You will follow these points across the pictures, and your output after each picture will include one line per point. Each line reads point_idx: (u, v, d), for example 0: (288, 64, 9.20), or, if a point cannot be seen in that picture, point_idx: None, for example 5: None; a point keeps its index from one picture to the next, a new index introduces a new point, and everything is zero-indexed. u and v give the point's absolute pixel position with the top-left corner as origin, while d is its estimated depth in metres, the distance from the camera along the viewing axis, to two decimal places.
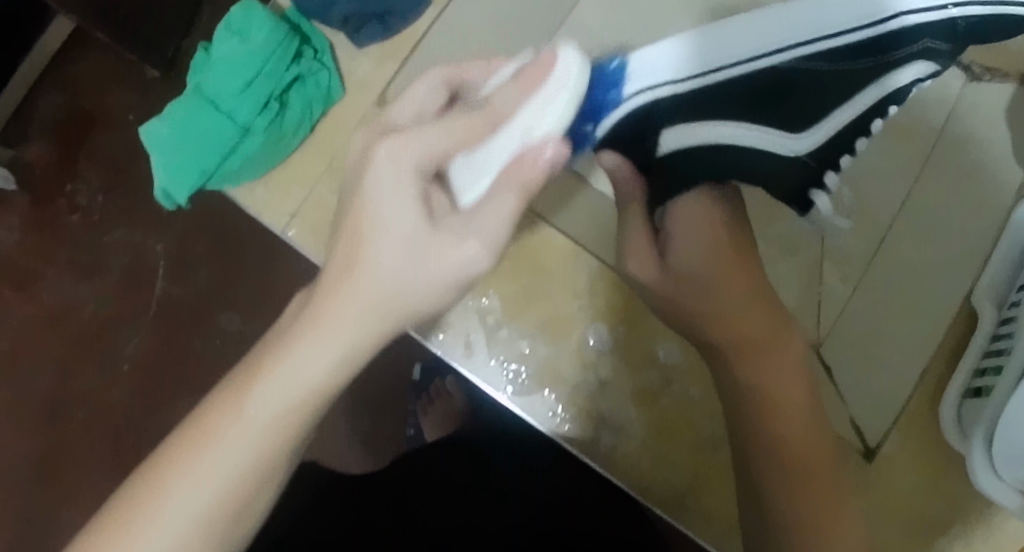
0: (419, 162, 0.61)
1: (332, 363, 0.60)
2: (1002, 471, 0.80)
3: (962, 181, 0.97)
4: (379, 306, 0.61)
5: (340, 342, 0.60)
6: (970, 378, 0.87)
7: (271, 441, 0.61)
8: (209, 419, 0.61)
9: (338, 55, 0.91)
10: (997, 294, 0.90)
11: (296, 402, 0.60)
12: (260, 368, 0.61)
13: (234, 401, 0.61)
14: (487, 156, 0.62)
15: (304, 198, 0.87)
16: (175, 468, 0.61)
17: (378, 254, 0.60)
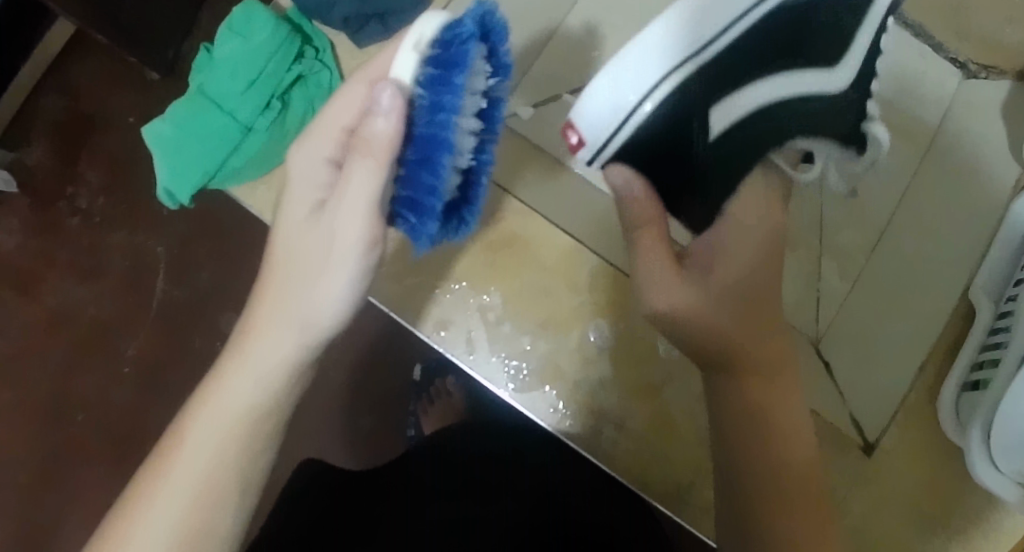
0: (330, 151, 0.70)
1: (251, 384, 0.70)
2: (1000, 463, 0.81)
3: (961, 175, 0.97)
4: (282, 330, 0.69)
5: (260, 364, 0.70)
6: (968, 371, 0.88)
7: (212, 460, 0.69)
8: (161, 457, 0.70)
9: (338, 53, 0.90)
10: (994, 288, 0.91)
11: (231, 424, 0.69)
12: (198, 403, 0.70)
13: (177, 431, 0.70)
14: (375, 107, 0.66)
15: None
16: (138, 504, 0.69)
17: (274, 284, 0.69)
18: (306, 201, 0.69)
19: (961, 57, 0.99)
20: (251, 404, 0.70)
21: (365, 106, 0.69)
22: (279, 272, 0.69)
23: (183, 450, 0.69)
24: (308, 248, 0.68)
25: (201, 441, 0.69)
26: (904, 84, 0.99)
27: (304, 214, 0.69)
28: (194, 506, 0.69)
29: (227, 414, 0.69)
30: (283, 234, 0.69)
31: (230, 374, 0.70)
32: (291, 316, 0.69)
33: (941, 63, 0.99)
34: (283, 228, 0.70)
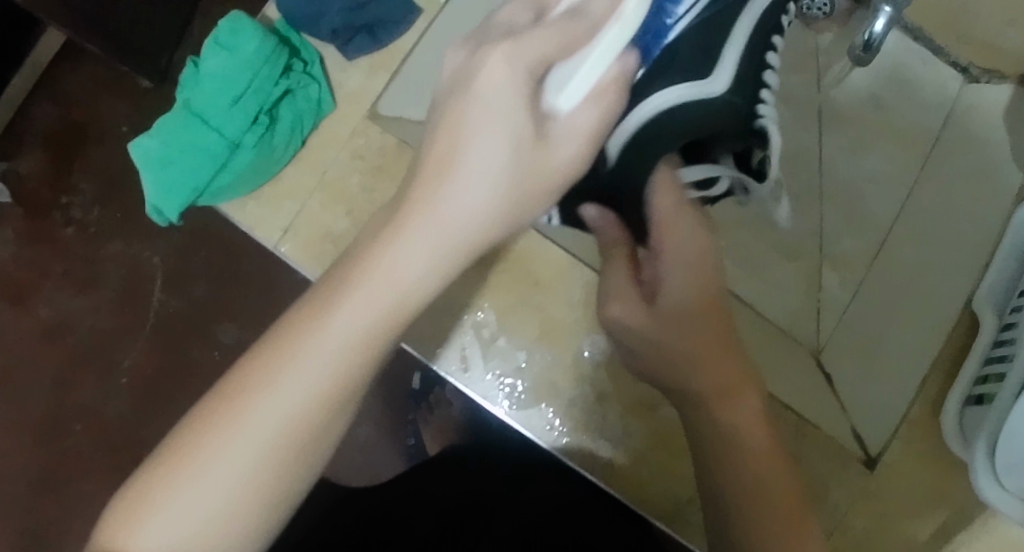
0: (530, 69, 0.59)
1: (371, 331, 0.57)
2: (1004, 479, 0.80)
3: (963, 179, 0.96)
4: (428, 244, 0.58)
5: (377, 306, 0.57)
6: (972, 384, 0.87)
7: (289, 437, 0.56)
8: (237, 389, 0.56)
9: (328, 66, 0.89)
10: (998, 300, 0.89)
11: (314, 386, 0.56)
12: (284, 348, 0.56)
13: (272, 371, 0.56)
14: (588, 58, 0.61)
15: (296, 212, 0.85)
16: (180, 466, 0.56)
17: (443, 199, 0.58)
18: (500, 94, 0.58)
19: (962, 60, 0.96)
20: (399, 297, 0.57)
21: (520, 98, 0.58)
22: (440, 192, 0.58)
23: (316, 341, 0.56)
24: (500, 153, 0.58)
25: (341, 335, 0.56)
26: (904, 88, 0.97)
27: (488, 114, 0.58)
28: (238, 490, 0.56)
29: (315, 353, 0.56)
30: (460, 127, 0.58)
31: (388, 261, 0.57)
32: (482, 196, 0.58)
33: (942, 66, 0.97)
34: (466, 129, 0.58)
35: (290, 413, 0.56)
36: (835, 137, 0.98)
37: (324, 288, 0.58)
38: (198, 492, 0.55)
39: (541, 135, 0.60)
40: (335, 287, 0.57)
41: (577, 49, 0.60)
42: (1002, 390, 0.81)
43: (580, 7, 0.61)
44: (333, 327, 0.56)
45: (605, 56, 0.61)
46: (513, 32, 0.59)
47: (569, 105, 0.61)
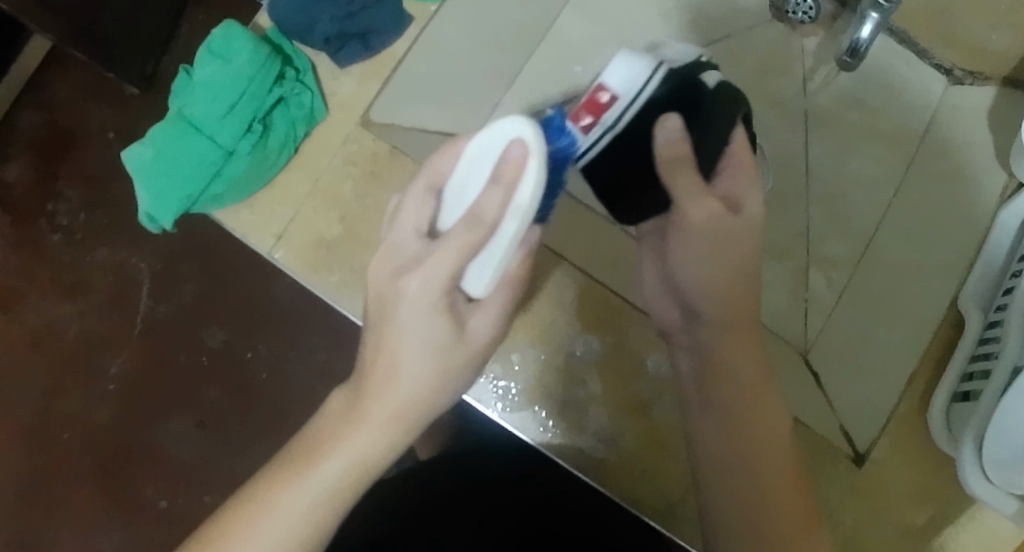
0: (444, 285, 0.66)
1: (331, 509, 0.68)
2: (990, 474, 0.82)
3: (948, 180, 0.97)
4: (389, 426, 0.69)
5: (334, 479, 0.68)
6: (958, 381, 0.89)
7: None
8: (234, 531, 0.69)
9: (320, 74, 0.89)
10: (983, 297, 0.91)
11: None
12: (254, 526, 0.68)
13: (248, 528, 0.68)
14: (494, 250, 0.67)
15: (289, 219, 0.87)
16: None
17: (400, 367, 0.68)
18: (423, 313, 0.67)
19: (945, 62, 0.99)
20: (336, 487, 0.68)
21: (433, 313, 0.67)
22: (385, 394, 0.68)
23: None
24: (421, 356, 0.67)
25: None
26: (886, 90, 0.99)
27: (415, 314, 0.67)
28: None
29: (289, 532, 0.68)
30: (401, 335, 0.67)
31: (258, 534, 0.68)
32: (346, 471, 0.69)
33: (924, 68, 0.99)
34: (398, 350, 0.67)
35: None
36: (822, 141, 0.99)
37: (302, 457, 0.69)
38: None
39: (461, 333, 0.68)
40: (243, 521, 0.68)
41: (482, 245, 0.66)
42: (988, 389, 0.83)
43: (476, 215, 0.65)
44: (296, 502, 0.68)
45: (505, 251, 0.67)
46: (418, 257, 0.67)
47: (480, 291, 0.69)
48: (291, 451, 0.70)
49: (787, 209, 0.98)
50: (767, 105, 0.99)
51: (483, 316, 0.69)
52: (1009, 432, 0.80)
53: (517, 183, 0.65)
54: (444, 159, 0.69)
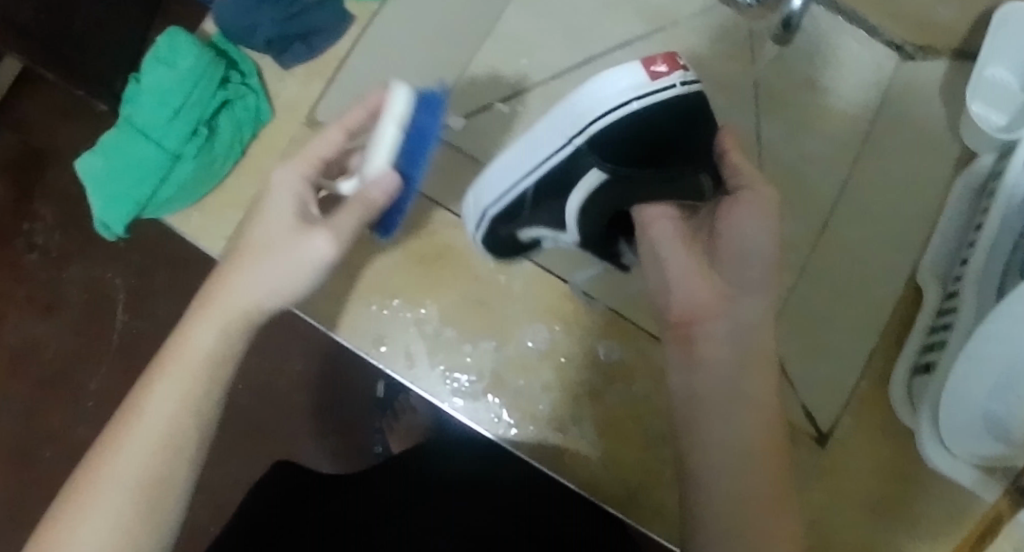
0: (298, 181, 0.72)
1: (182, 410, 0.70)
2: (952, 447, 0.82)
3: (904, 155, 0.96)
4: (233, 319, 0.71)
5: (180, 386, 0.70)
6: (919, 353, 0.88)
7: (143, 488, 0.69)
8: (100, 454, 0.70)
9: (265, 77, 0.90)
10: (941, 269, 0.90)
11: (144, 465, 0.69)
12: (121, 432, 0.70)
13: (115, 440, 0.70)
14: (381, 143, 0.70)
15: (238, 221, 0.87)
16: (66, 520, 0.69)
17: (263, 238, 0.70)
18: (281, 189, 0.71)
19: (896, 39, 0.97)
20: (195, 383, 0.70)
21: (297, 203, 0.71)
22: (244, 260, 0.70)
23: (56, 551, 0.68)
24: (278, 235, 0.70)
25: (77, 538, 0.68)
26: (838, 69, 0.98)
27: (282, 199, 0.71)
28: (122, 521, 0.68)
29: (146, 436, 0.69)
30: (265, 213, 0.71)
31: (124, 444, 0.69)
32: (199, 367, 0.70)
33: (876, 46, 0.98)
34: (260, 229, 0.71)
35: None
36: (776, 121, 0.99)
37: (165, 354, 0.71)
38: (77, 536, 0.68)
39: (309, 222, 0.70)
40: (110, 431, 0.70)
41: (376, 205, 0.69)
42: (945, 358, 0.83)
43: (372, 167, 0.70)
44: (152, 411, 0.70)
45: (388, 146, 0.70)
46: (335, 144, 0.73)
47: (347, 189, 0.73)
48: (131, 393, 0.71)
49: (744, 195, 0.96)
50: (719, 92, 0.98)
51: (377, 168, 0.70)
52: (965, 402, 0.80)
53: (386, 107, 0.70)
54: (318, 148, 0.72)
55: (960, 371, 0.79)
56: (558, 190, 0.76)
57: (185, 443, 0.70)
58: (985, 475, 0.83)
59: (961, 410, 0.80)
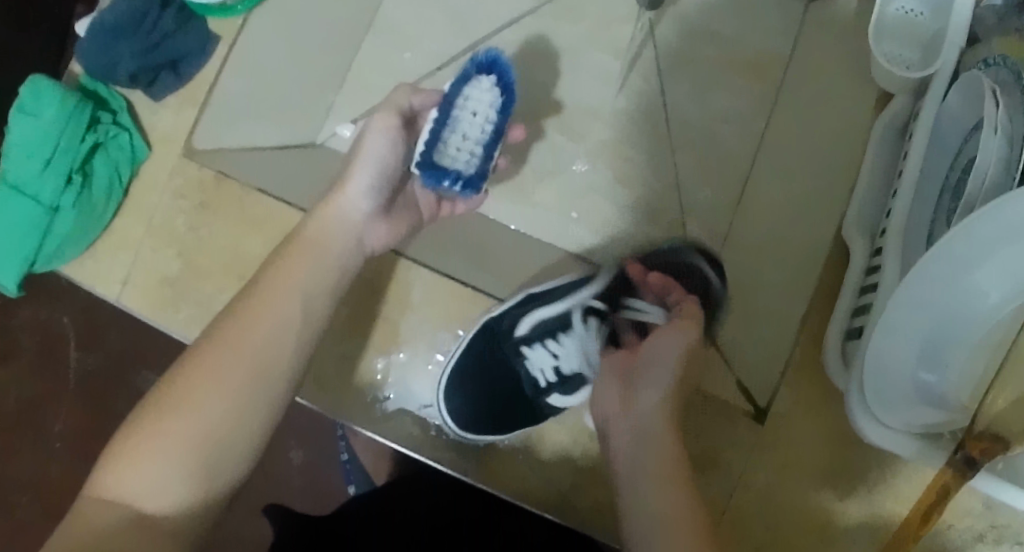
0: (350, 216, 0.76)
1: (279, 334, 0.70)
2: (885, 418, 0.76)
3: (821, 102, 0.90)
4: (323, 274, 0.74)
5: (288, 315, 0.71)
6: (850, 315, 0.84)
7: (229, 416, 0.67)
8: (187, 374, 0.68)
9: (138, 112, 0.87)
10: (867, 223, 0.85)
11: (236, 389, 0.68)
12: (209, 348, 0.68)
13: (209, 360, 0.68)
14: (365, 159, 0.76)
15: (133, 263, 0.85)
16: (141, 442, 0.65)
17: (345, 204, 0.76)
18: (372, 157, 0.76)
19: None
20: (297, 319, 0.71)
21: (368, 184, 0.77)
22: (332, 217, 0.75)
23: (137, 464, 0.65)
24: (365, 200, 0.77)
25: (156, 452, 0.65)
26: (742, 22, 0.93)
27: (369, 163, 0.76)
28: (206, 445, 0.66)
29: (241, 358, 0.68)
30: (362, 171, 0.76)
31: (218, 365, 0.68)
32: (301, 290, 0.72)
33: None
34: (350, 184, 0.76)
35: (163, 467, 0.65)
36: (681, 82, 0.92)
37: (255, 287, 0.72)
38: (158, 454, 0.65)
39: (353, 200, 0.76)
40: (194, 349, 0.69)
41: (354, 177, 0.76)
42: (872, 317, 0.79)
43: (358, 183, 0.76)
44: (249, 334, 0.69)
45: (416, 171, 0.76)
46: (389, 141, 0.77)
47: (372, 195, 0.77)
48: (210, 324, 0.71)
49: (655, 165, 0.92)
50: (618, 56, 0.92)
51: (354, 198, 0.76)
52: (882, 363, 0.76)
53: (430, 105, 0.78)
54: (373, 142, 0.76)
55: (885, 331, 0.75)
56: (552, 294, 0.86)
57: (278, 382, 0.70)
58: (930, 443, 0.77)
59: (883, 371, 0.76)
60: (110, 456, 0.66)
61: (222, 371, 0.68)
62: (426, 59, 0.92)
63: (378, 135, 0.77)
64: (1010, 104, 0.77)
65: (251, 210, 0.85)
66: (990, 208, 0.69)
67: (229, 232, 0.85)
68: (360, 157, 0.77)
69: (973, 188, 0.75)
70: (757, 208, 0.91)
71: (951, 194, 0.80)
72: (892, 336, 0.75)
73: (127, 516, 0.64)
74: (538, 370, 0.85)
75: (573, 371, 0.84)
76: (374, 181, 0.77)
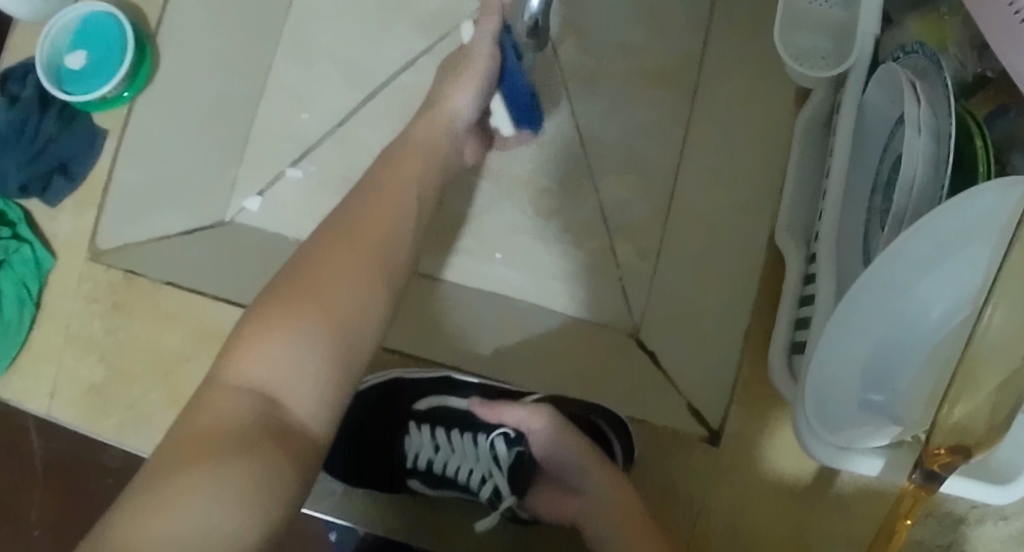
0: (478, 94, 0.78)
1: (367, 299, 0.65)
2: (834, 438, 0.71)
3: (734, 103, 0.88)
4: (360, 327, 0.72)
5: (366, 272, 0.65)
6: (792, 329, 0.78)
7: (350, 355, 0.62)
8: (313, 283, 0.63)
9: (38, 222, 0.84)
10: (800, 225, 0.80)
11: (340, 317, 0.63)
12: (315, 270, 0.64)
13: (318, 283, 0.63)
14: (477, 70, 0.77)
15: (56, 374, 0.81)
16: (257, 344, 0.60)
17: (452, 105, 0.77)
18: (479, 75, 0.78)
19: None
20: (368, 276, 0.65)
21: (480, 87, 0.78)
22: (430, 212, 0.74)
23: (247, 359, 0.60)
24: (467, 108, 0.78)
25: (256, 365, 0.60)
26: (648, 27, 0.93)
27: (474, 77, 0.77)
28: (325, 358, 0.61)
29: (344, 310, 0.63)
30: (466, 80, 0.78)
31: (329, 291, 0.63)
32: (358, 265, 0.65)
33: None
34: (465, 87, 0.78)
35: (274, 367, 0.60)
36: (591, 101, 0.92)
37: (352, 228, 0.67)
38: (263, 362, 0.60)
39: (457, 108, 0.78)
40: (306, 264, 0.65)
41: (466, 77, 0.77)
42: (812, 333, 0.74)
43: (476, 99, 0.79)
44: (327, 282, 0.64)
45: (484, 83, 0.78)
46: (487, 66, 0.78)
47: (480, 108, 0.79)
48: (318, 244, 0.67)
49: (576, 189, 0.92)
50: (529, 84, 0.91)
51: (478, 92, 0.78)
52: (824, 372, 0.71)
53: (478, 71, 0.77)
54: (467, 75, 0.77)
55: (831, 333, 0.71)
56: (444, 387, 0.82)
57: (353, 335, 0.63)
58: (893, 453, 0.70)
59: (829, 380, 0.71)
60: (236, 351, 0.60)
61: (329, 281, 0.64)
62: (326, 116, 0.92)
63: (477, 74, 0.77)
64: (931, 96, 0.71)
65: (166, 305, 0.82)
66: (959, 198, 0.66)
67: (146, 329, 0.81)
68: (471, 75, 0.77)
69: (902, 196, 0.71)
70: (686, 219, 0.89)
71: (883, 191, 0.76)
72: (838, 339, 0.71)
73: (261, 403, 0.59)
74: (412, 452, 0.81)
75: (446, 471, 0.80)
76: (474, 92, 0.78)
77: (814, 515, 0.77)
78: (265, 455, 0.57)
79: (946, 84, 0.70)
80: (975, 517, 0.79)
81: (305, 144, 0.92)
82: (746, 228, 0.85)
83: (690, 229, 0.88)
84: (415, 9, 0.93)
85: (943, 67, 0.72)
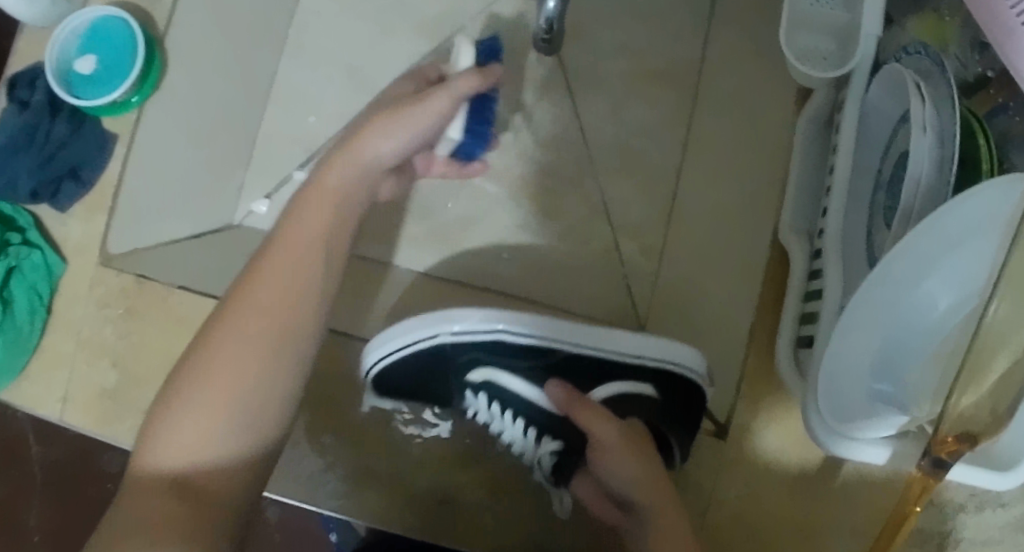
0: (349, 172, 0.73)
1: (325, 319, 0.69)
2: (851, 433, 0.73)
3: (734, 106, 0.91)
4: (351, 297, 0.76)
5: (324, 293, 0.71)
6: (797, 325, 0.80)
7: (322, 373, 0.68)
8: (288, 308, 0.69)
9: (48, 227, 0.84)
10: (802, 223, 0.83)
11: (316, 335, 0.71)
12: (285, 289, 0.69)
13: (287, 310, 0.69)
14: (369, 141, 0.72)
15: (67, 379, 0.81)
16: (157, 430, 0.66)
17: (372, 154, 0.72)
18: (418, 121, 0.72)
19: None
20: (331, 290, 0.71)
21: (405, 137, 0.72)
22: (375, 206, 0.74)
23: (154, 442, 0.66)
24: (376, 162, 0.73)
25: (161, 449, 0.65)
26: (649, 29, 0.94)
27: (383, 140, 0.72)
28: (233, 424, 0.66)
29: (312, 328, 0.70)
30: (354, 148, 0.72)
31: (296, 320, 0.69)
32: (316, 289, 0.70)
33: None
34: (356, 150, 0.72)
35: (179, 449, 0.65)
36: (593, 103, 0.94)
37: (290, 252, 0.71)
38: (160, 450, 0.65)
39: (378, 162, 0.73)
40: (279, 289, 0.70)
41: (365, 142, 0.72)
42: (819, 331, 0.76)
43: (393, 151, 0.74)
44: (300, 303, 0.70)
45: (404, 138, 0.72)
46: (395, 133, 0.72)
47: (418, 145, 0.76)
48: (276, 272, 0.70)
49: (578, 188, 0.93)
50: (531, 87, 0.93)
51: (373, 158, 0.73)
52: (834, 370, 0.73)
53: (407, 122, 0.72)
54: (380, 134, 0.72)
55: (841, 330, 0.73)
56: (497, 353, 0.78)
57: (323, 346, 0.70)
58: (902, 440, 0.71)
59: (837, 376, 0.73)
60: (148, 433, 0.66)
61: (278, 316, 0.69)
62: (333, 121, 0.93)
63: (387, 131, 0.72)
64: (936, 96, 0.74)
65: (177, 311, 0.82)
66: (961, 197, 0.68)
67: (157, 334, 0.81)
68: (396, 128, 0.72)
69: (909, 195, 0.73)
70: (687, 217, 0.90)
71: (885, 189, 0.79)
72: (848, 334, 0.73)
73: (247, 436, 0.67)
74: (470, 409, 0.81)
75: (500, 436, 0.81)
76: (397, 148, 0.73)
77: (817, 505, 0.79)
78: (188, 526, 0.64)
79: (952, 86, 0.72)
80: (973, 506, 0.81)
81: (311, 148, 0.93)
82: (748, 227, 0.87)
83: (691, 227, 0.89)
84: (420, 14, 0.94)
85: (948, 68, 0.74)
